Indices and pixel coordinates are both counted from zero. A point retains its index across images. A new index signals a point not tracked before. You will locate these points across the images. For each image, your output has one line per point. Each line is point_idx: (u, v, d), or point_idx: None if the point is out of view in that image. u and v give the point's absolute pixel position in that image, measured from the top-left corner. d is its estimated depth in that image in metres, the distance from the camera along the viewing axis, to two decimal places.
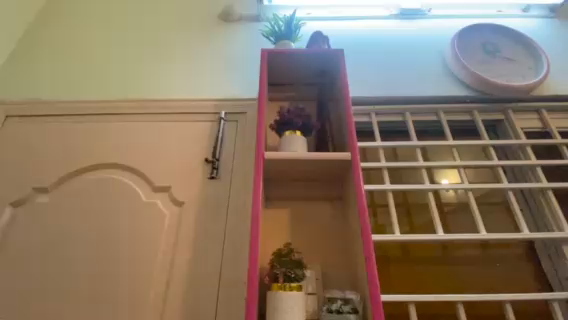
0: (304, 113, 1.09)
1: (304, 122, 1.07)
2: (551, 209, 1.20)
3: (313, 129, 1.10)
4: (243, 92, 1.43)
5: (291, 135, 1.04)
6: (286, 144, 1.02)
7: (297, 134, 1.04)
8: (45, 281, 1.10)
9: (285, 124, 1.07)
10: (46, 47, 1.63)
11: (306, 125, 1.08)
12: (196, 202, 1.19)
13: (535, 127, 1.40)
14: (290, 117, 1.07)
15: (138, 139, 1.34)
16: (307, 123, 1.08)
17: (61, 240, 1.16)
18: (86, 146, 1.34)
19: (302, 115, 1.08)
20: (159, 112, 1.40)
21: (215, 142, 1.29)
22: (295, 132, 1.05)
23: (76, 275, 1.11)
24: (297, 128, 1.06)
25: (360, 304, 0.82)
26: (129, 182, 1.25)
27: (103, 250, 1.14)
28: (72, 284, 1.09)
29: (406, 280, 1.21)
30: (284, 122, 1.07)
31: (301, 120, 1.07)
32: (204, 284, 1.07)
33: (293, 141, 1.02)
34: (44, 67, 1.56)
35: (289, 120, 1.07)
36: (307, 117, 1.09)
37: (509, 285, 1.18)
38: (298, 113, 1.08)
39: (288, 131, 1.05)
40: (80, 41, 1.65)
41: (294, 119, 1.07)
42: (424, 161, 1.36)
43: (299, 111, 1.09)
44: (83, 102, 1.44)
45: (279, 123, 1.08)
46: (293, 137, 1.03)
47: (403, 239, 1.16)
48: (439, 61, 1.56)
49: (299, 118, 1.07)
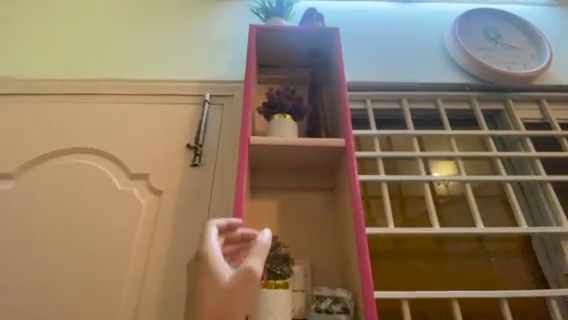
0: (295, 95, 1.00)
1: (295, 105, 0.98)
2: (550, 203, 1.16)
3: (304, 113, 1.01)
4: (229, 73, 1.32)
5: (280, 119, 0.95)
6: (275, 128, 0.93)
7: (287, 118, 0.95)
8: (6, 276, 1.00)
9: (274, 106, 0.98)
10: (12, 19, 1.47)
11: (298, 108, 0.99)
12: (176, 192, 1.09)
13: (534, 118, 1.35)
14: (280, 99, 0.98)
15: (114, 123, 1.23)
16: (298, 106, 0.99)
17: (25, 231, 1.06)
18: (56, 129, 1.22)
19: (293, 98, 0.99)
20: (138, 94, 1.29)
21: (198, 127, 1.19)
22: (285, 116, 0.96)
23: (40, 269, 1.01)
24: (287, 112, 0.98)
25: (352, 303, 0.75)
26: (103, 169, 1.15)
27: (72, 243, 1.04)
28: (36, 279, 0.99)
29: (399, 275, 1.16)
30: (273, 105, 0.98)
31: (292, 102, 0.98)
32: (184, 280, 0.99)
33: (282, 125, 0.94)
34: (9, 41, 1.41)
35: (279, 102, 0.98)
36: (299, 99, 1.00)
37: (504, 280, 1.14)
38: (288, 95, 0.99)
39: (276, 114, 0.96)
40: (51, 13, 1.49)
41: (284, 102, 0.98)
42: (420, 152, 1.30)
43: (289, 93, 1.00)
44: (52, 80, 1.31)
45: (267, 106, 0.98)
46: (282, 121, 0.94)
47: (397, 233, 1.10)
48: (439, 47, 1.48)
49: (289, 100, 0.98)
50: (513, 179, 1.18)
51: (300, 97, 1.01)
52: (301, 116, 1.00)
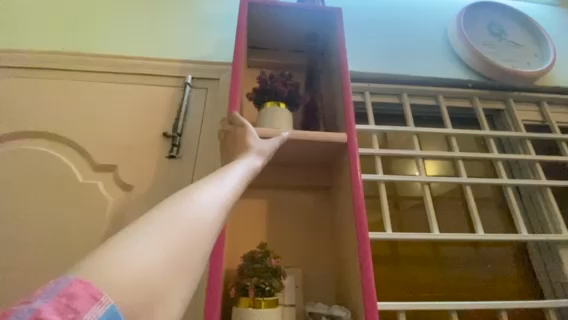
0: (291, 80, 0.88)
1: (291, 92, 0.86)
2: (548, 209, 1.11)
3: (300, 102, 0.88)
4: (215, 54, 1.17)
5: (273, 108, 0.82)
6: (266, 118, 0.81)
7: (281, 106, 0.83)
8: None
9: (267, 93, 0.85)
10: None
11: (293, 96, 0.86)
12: (148, 186, 0.95)
13: (534, 120, 1.31)
14: (273, 84, 0.86)
15: (76, 103, 1.06)
16: (295, 93, 0.87)
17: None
18: (5, 109, 1.03)
19: (289, 83, 0.87)
20: (107, 71, 1.11)
21: (178, 113, 1.04)
22: (279, 103, 0.83)
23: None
24: (282, 99, 0.85)
25: None
26: (61, 157, 0.98)
27: (19, 244, 0.87)
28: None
29: (393, 281, 1.08)
30: (265, 90, 0.86)
31: (287, 88, 0.86)
32: None
33: (275, 114, 0.81)
34: None
35: (272, 88, 0.85)
36: (295, 85, 0.88)
37: (499, 288, 1.10)
38: (283, 80, 0.87)
39: (269, 101, 0.84)
40: None
41: (278, 87, 0.85)
42: (420, 150, 1.21)
43: (284, 76, 0.87)
44: (3, 50, 1.11)
45: (259, 92, 0.86)
46: (276, 109, 0.82)
47: (395, 238, 1.01)
48: (442, 40, 1.39)
49: (284, 86, 0.86)
50: (513, 183, 1.12)
51: (295, 82, 0.89)
52: (297, 106, 0.88)
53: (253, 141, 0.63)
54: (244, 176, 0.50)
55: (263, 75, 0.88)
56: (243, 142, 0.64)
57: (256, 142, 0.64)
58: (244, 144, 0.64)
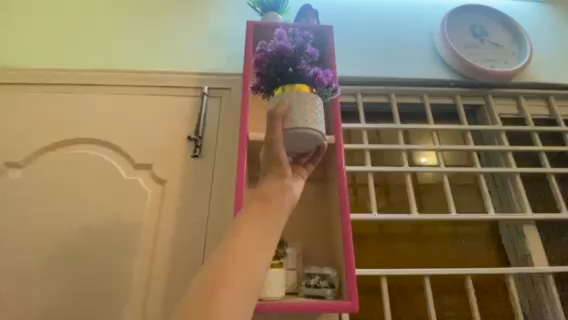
0: (276, 53, 0.75)
1: (298, 46, 0.75)
2: (516, 192, 1.30)
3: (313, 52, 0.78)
4: (227, 66, 1.38)
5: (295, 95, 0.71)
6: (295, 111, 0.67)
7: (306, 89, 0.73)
8: (17, 259, 1.06)
9: (317, 86, 0.76)
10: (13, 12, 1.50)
11: (301, 40, 0.76)
12: (178, 180, 1.18)
13: (512, 113, 1.46)
14: (293, 72, 0.75)
15: (116, 113, 1.29)
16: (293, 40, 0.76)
17: (29, 217, 1.11)
18: (60, 119, 1.27)
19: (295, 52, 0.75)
20: (138, 85, 1.34)
21: (198, 118, 1.26)
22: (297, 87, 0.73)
23: (47, 255, 1.06)
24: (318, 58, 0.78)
25: (336, 279, 0.87)
26: (107, 159, 1.21)
27: (81, 227, 1.10)
28: (45, 263, 1.05)
29: (381, 256, 1.28)
30: (319, 78, 0.76)
31: (299, 53, 0.75)
32: (188, 259, 1.07)
33: (300, 93, 0.72)
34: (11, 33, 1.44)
35: (317, 75, 0.77)
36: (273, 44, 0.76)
37: (474, 260, 1.29)
38: (288, 56, 0.75)
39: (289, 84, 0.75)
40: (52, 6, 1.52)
41: (305, 66, 0.75)
42: (405, 144, 1.39)
43: (269, 62, 0.76)
44: (52, 70, 1.35)
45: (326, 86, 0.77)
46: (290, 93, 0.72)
47: (380, 217, 1.23)
48: (427, 43, 1.56)
49: (295, 57, 0.75)
50: (485, 171, 1.30)
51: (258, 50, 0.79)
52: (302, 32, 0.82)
53: (306, 124, 0.66)
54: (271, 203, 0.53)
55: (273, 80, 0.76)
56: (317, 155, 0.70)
57: (313, 119, 0.68)
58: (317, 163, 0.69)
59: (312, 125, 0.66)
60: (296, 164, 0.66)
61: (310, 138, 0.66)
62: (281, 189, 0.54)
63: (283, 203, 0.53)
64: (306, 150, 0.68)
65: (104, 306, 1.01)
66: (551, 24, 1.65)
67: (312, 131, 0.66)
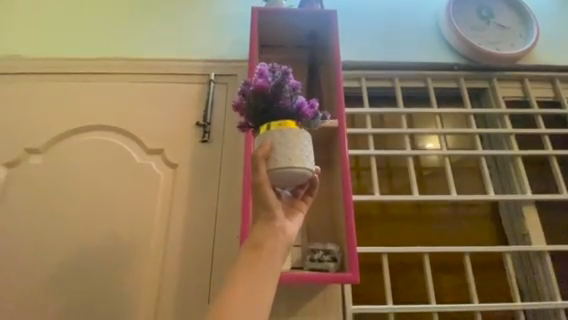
0: (257, 93, 0.73)
1: (279, 81, 0.73)
2: (517, 173, 1.33)
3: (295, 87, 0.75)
4: (232, 53, 1.41)
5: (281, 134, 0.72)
6: (282, 149, 0.70)
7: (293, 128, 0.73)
8: (42, 237, 1.14)
9: (305, 118, 0.77)
10: (23, 3, 1.53)
11: (281, 74, 0.74)
12: (188, 164, 1.24)
13: (517, 96, 1.46)
14: (277, 108, 0.74)
15: (127, 101, 1.34)
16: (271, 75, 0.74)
17: (51, 200, 1.19)
18: (75, 107, 1.33)
19: (277, 90, 0.73)
20: (148, 73, 1.38)
21: (205, 105, 1.31)
22: (282, 124, 0.74)
23: (70, 235, 1.14)
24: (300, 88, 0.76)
25: (339, 254, 0.94)
26: (120, 144, 1.27)
27: (100, 209, 1.17)
28: (68, 242, 1.13)
29: (383, 236, 1.34)
30: (304, 110, 0.76)
31: (280, 88, 0.73)
32: (200, 238, 1.15)
33: (283, 129, 0.73)
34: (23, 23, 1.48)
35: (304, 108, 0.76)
36: (252, 83, 0.75)
37: (473, 239, 1.33)
38: (269, 94, 0.73)
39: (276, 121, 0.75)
40: None
41: (287, 101, 0.74)
42: (408, 128, 1.41)
43: (251, 101, 0.75)
44: (65, 60, 1.40)
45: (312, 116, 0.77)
46: (274, 130, 0.73)
47: (382, 199, 1.27)
48: (432, 25, 1.55)
49: (277, 93, 0.73)
50: (487, 153, 1.32)
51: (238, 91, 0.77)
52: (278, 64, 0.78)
53: (291, 164, 0.69)
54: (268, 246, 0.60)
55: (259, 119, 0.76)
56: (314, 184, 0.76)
57: (298, 156, 0.70)
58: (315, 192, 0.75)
59: (297, 164, 0.70)
60: (294, 198, 0.71)
61: (299, 175, 0.70)
62: (273, 231, 0.62)
63: (275, 244, 0.60)
64: (301, 183, 0.73)
65: (124, 280, 1.09)
66: (559, 5, 1.63)
67: (299, 169, 0.70)
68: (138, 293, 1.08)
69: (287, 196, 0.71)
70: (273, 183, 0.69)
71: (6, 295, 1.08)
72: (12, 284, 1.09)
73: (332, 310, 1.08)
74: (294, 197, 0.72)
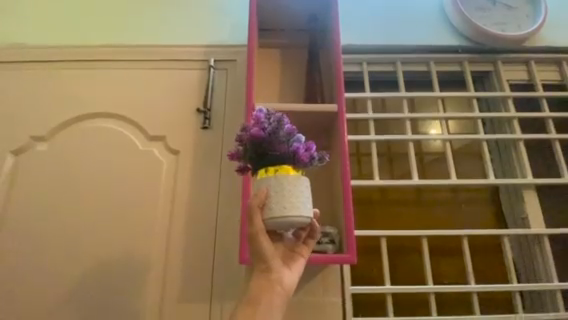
0: (252, 142, 0.83)
1: (272, 130, 0.82)
2: (519, 157, 1.33)
3: (288, 133, 0.83)
4: (232, 38, 1.39)
5: (276, 179, 0.81)
6: (278, 196, 0.79)
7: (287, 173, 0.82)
8: (51, 222, 1.18)
9: (300, 161, 0.84)
10: None
11: (274, 122, 0.83)
12: (190, 151, 1.25)
13: (521, 79, 1.43)
14: (271, 154, 0.83)
15: (128, 88, 1.34)
16: (266, 124, 0.83)
17: (58, 186, 1.22)
18: (77, 95, 1.34)
19: (271, 138, 0.83)
20: (147, 59, 1.38)
21: (205, 91, 1.31)
22: (277, 169, 0.83)
23: (78, 220, 1.18)
24: (294, 134, 0.84)
25: (337, 236, 0.96)
26: (123, 131, 1.29)
27: (105, 195, 1.21)
28: (77, 227, 1.17)
29: (383, 220, 1.35)
30: (299, 155, 0.83)
31: (273, 138, 0.82)
32: (204, 222, 1.18)
33: (279, 176, 0.82)
34: (23, 10, 1.47)
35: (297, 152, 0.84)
36: (248, 133, 0.84)
37: (472, 223, 1.35)
38: (264, 145, 0.83)
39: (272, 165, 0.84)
40: None
41: (281, 149, 0.83)
42: (409, 113, 1.40)
43: (249, 149, 0.84)
44: (65, 47, 1.40)
45: (307, 160, 0.84)
46: (270, 177, 0.82)
47: (382, 184, 1.28)
48: (436, 6, 1.51)
49: (270, 140, 0.82)
50: (488, 138, 1.32)
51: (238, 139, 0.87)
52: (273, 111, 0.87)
53: (285, 212, 0.78)
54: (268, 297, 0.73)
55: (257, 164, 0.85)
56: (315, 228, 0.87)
57: (293, 203, 0.79)
58: (315, 235, 0.88)
59: (292, 211, 0.78)
60: (295, 246, 0.84)
61: (294, 221, 0.78)
62: (272, 282, 0.75)
63: (274, 297, 0.74)
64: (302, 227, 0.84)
65: (131, 263, 1.13)
66: None
67: (293, 216, 0.78)
68: (145, 275, 1.12)
69: (290, 241, 0.85)
70: (273, 230, 0.80)
71: (19, 277, 1.13)
72: (25, 267, 1.14)
73: (332, 290, 1.11)
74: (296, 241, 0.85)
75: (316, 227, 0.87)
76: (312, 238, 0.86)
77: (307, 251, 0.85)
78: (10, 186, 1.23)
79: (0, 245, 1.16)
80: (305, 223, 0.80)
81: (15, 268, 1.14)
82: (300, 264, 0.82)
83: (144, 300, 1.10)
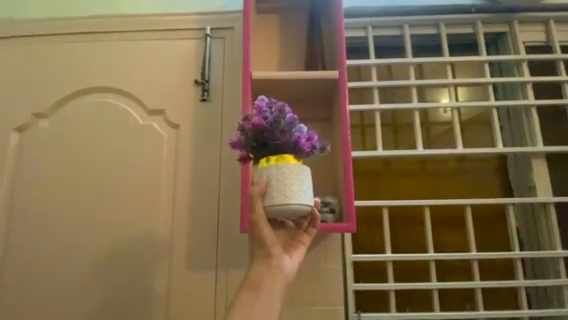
0: (254, 130, 0.81)
1: (274, 118, 0.81)
2: (529, 125, 1.28)
3: (291, 123, 0.82)
4: (228, 3, 1.32)
5: (278, 169, 0.81)
6: (279, 186, 0.79)
7: (291, 163, 0.82)
8: (60, 196, 1.22)
9: (302, 151, 0.83)
10: None
11: (276, 111, 0.81)
12: (190, 124, 1.24)
13: (539, 41, 1.34)
14: (274, 143, 0.82)
15: (123, 61, 1.31)
16: (268, 113, 0.81)
17: (63, 161, 1.24)
18: (73, 69, 1.31)
19: (274, 128, 0.81)
20: (142, 30, 1.33)
21: (203, 62, 1.27)
22: (280, 159, 0.82)
23: (85, 194, 1.21)
24: (296, 124, 0.83)
25: (337, 206, 0.97)
26: (122, 106, 1.27)
27: (109, 170, 1.22)
28: (85, 201, 1.21)
29: (385, 190, 1.34)
30: (301, 145, 0.82)
31: (275, 128, 0.81)
32: (206, 195, 1.19)
33: (281, 165, 0.81)
34: None
35: (301, 142, 0.83)
36: (249, 122, 0.82)
37: (476, 192, 1.33)
38: (266, 134, 0.82)
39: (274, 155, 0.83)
40: None
41: (283, 138, 0.82)
42: (416, 80, 1.33)
43: (250, 138, 0.83)
44: (58, 19, 1.35)
45: (309, 150, 0.83)
46: (271, 166, 0.81)
47: (385, 154, 1.26)
48: None
49: (273, 129, 0.81)
50: (499, 105, 1.26)
51: (238, 127, 0.85)
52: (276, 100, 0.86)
53: (286, 200, 0.79)
54: (269, 284, 0.79)
55: (259, 153, 0.84)
56: (316, 216, 0.87)
57: (294, 192, 0.79)
58: (318, 223, 0.88)
59: (293, 199, 0.79)
60: (297, 232, 0.87)
61: (294, 210, 0.79)
62: (272, 270, 0.80)
63: (274, 284, 0.79)
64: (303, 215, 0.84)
65: (138, 234, 1.18)
66: None
67: (294, 204, 0.79)
68: (154, 245, 1.17)
69: (293, 228, 0.87)
70: (274, 218, 0.82)
71: (35, 248, 1.19)
72: (39, 238, 1.19)
73: (333, 258, 1.14)
74: (298, 228, 0.87)
75: (316, 216, 0.86)
76: (314, 227, 0.87)
77: (309, 239, 0.87)
78: (17, 162, 1.26)
79: (14, 219, 1.21)
80: (306, 212, 0.81)
81: (31, 239, 1.19)
82: (301, 252, 0.85)
83: (154, 268, 1.15)
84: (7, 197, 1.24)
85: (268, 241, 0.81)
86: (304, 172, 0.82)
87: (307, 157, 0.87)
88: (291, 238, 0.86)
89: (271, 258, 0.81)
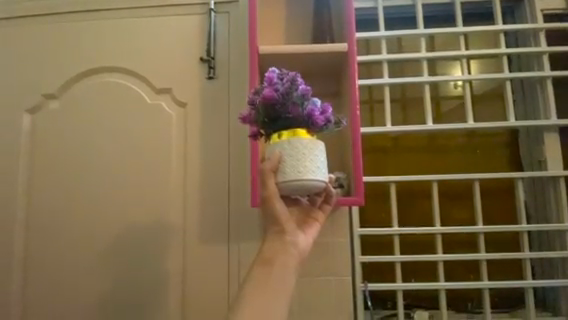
0: (265, 105, 0.81)
1: (285, 91, 0.80)
2: (543, 97, 1.24)
3: (303, 95, 0.81)
4: None
5: (291, 143, 0.82)
6: (293, 162, 0.80)
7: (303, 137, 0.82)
8: (75, 175, 1.26)
9: (315, 124, 0.83)
10: None
11: (287, 84, 0.81)
12: (197, 103, 1.24)
13: (558, 7, 1.26)
14: (286, 117, 0.82)
15: (128, 39, 1.29)
16: (279, 86, 0.81)
17: (76, 142, 1.27)
18: (78, 49, 1.31)
19: (286, 101, 0.81)
20: (144, 6, 1.30)
21: (208, 38, 1.25)
22: (293, 133, 0.83)
23: (99, 173, 1.25)
24: (309, 97, 0.82)
25: (346, 181, 0.98)
26: (129, 85, 1.28)
27: (121, 149, 1.25)
28: (100, 179, 1.25)
29: (393, 167, 1.35)
30: (315, 118, 0.82)
31: (288, 101, 0.81)
32: (215, 172, 1.22)
33: (293, 140, 0.82)
34: None
35: (314, 115, 0.83)
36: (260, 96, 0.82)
37: (485, 167, 1.32)
38: (278, 108, 0.81)
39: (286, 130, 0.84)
40: None
41: (295, 112, 0.82)
42: (427, 53, 1.29)
43: (261, 113, 0.83)
44: None
45: (323, 123, 0.83)
46: (284, 141, 0.82)
47: (393, 130, 1.25)
48: None
49: (284, 103, 0.81)
50: (512, 77, 1.22)
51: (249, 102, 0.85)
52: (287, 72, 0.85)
53: (299, 176, 0.80)
54: (283, 258, 0.82)
55: (270, 128, 0.84)
56: (331, 192, 0.90)
57: (308, 168, 0.81)
58: (332, 200, 0.91)
59: (307, 175, 0.80)
60: (311, 209, 0.89)
61: (308, 186, 0.81)
62: (286, 245, 0.83)
63: (289, 259, 0.82)
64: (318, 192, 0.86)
65: (153, 211, 1.22)
66: None
67: (307, 180, 0.80)
68: (168, 221, 1.21)
69: (306, 204, 0.89)
70: (288, 194, 0.84)
71: (57, 225, 1.25)
72: (59, 216, 1.25)
73: (341, 232, 1.17)
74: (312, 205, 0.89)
75: (332, 192, 0.89)
76: (328, 203, 0.90)
77: (322, 215, 0.90)
78: (32, 144, 1.29)
79: (34, 197, 1.27)
80: (320, 188, 0.82)
81: (50, 217, 1.25)
82: (315, 228, 0.88)
83: (169, 242, 1.20)
84: (25, 177, 1.28)
85: (282, 217, 0.83)
86: (318, 147, 0.83)
87: (321, 131, 0.87)
88: (305, 215, 0.88)
89: (284, 233, 0.84)
